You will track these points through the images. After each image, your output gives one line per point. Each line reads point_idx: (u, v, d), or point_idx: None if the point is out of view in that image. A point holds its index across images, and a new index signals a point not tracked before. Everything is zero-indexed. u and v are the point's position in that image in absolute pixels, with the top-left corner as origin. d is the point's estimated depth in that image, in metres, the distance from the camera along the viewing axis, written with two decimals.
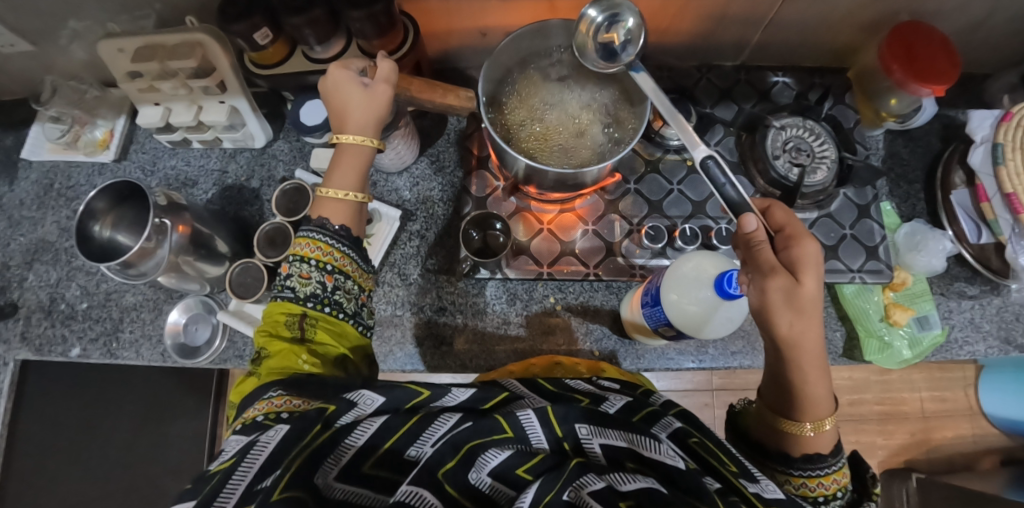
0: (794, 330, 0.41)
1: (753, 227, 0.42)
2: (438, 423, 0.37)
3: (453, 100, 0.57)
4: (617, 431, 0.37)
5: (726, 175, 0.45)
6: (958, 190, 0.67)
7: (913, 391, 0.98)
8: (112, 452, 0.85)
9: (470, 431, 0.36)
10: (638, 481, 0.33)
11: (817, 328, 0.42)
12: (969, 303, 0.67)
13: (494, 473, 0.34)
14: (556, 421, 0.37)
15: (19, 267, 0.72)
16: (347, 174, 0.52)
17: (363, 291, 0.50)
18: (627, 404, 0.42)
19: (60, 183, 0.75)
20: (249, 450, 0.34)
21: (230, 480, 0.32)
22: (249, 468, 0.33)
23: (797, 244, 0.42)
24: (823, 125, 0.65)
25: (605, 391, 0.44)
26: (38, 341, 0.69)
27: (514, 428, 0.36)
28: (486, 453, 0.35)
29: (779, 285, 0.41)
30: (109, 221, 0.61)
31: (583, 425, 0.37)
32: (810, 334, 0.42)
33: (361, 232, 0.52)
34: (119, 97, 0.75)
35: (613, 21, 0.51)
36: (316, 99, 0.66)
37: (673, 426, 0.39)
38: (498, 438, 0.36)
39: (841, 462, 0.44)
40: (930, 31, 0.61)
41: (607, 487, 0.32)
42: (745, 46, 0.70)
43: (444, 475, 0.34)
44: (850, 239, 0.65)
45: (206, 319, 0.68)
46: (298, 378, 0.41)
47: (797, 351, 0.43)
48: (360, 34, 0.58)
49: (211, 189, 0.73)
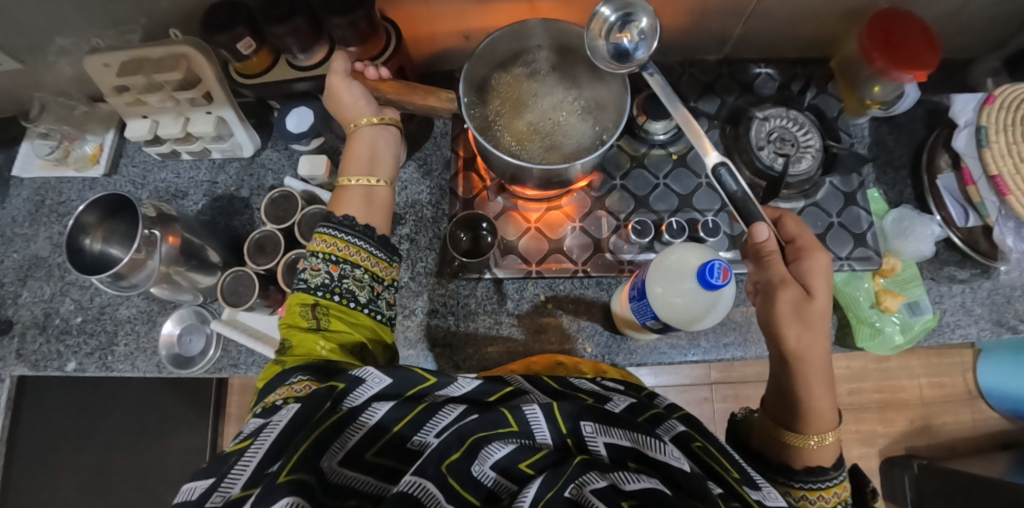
0: (801, 343, 0.45)
1: (765, 237, 0.47)
2: (442, 414, 0.37)
3: (434, 101, 0.58)
4: (623, 430, 0.37)
5: (736, 180, 0.49)
6: (944, 174, 0.67)
7: (912, 378, 0.98)
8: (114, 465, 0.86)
9: (475, 424, 0.36)
10: (642, 480, 0.33)
11: (822, 343, 0.45)
12: (960, 287, 0.67)
13: (497, 465, 0.35)
14: (561, 417, 0.37)
15: (14, 284, 0.73)
16: (358, 162, 0.54)
17: (376, 281, 0.49)
18: (631, 404, 0.41)
19: (52, 199, 0.76)
20: (263, 429, 0.35)
21: (240, 460, 0.33)
22: (257, 451, 0.33)
23: (806, 258, 0.47)
24: (805, 116, 0.66)
25: (610, 391, 0.44)
26: (34, 357, 0.70)
27: (519, 422, 0.37)
28: (491, 446, 0.35)
29: (790, 298, 0.45)
30: (100, 235, 0.62)
31: (589, 422, 0.37)
32: (817, 349, 0.45)
33: (380, 211, 0.53)
34: (107, 112, 0.76)
35: (628, 21, 0.50)
36: (303, 106, 0.67)
37: (676, 430, 0.39)
38: (503, 431, 0.36)
39: (842, 475, 0.45)
40: (909, 18, 0.61)
41: (610, 486, 0.32)
42: (728, 39, 0.70)
43: (447, 467, 0.34)
44: (838, 227, 0.66)
45: (200, 329, 0.69)
46: (318, 364, 0.42)
47: (804, 365, 0.45)
48: (343, 42, 0.59)
49: (202, 199, 0.73)
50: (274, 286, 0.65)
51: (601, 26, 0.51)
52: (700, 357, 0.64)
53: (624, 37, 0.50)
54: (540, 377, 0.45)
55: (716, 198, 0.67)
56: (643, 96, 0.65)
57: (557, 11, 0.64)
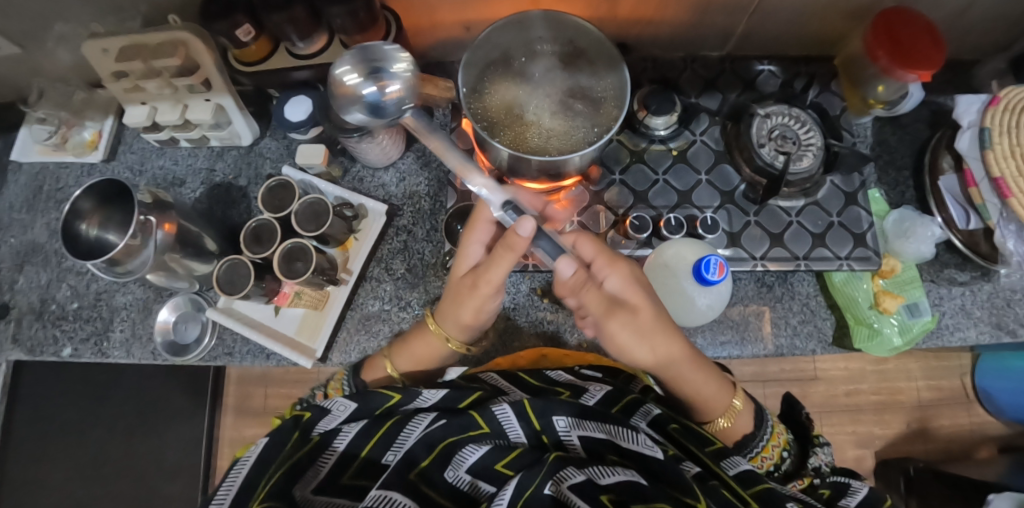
0: (657, 355, 0.48)
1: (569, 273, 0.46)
2: (411, 428, 0.40)
3: (433, 90, 0.58)
4: (595, 423, 0.40)
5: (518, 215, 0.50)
6: (946, 175, 0.67)
7: (909, 381, 0.97)
8: (110, 454, 0.86)
9: (445, 429, 0.39)
10: (619, 473, 0.35)
11: (674, 339, 0.48)
12: (960, 289, 0.67)
13: (470, 468, 0.37)
14: (533, 414, 0.40)
15: (11, 270, 0.72)
16: (406, 355, 0.58)
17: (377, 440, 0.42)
18: (606, 394, 0.45)
19: (50, 185, 0.76)
20: (231, 472, 0.39)
21: (219, 493, 0.37)
22: (231, 489, 0.37)
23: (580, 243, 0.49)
24: (808, 113, 0.65)
25: (586, 381, 0.47)
26: (30, 342, 0.70)
27: (490, 423, 0.40)
28: (464, 451, 0.38)
29: (507, 259, 0.47)
30: (96, 220, 0.61)
31: (560, 418, 0.40)
32: (675, 351, 0.48)
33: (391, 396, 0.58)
34: (106, 99, 0.75)
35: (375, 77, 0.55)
36: (300, 95, 0.66)
37: (653, 414, 0.44)
38: (475, 435, 0.39)
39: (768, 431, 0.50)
40: (914, 16, 0.60)
41: (588, 480, 0.34)
42: (731, 35, 0.70)
43: (417, 475, 0.37)
44: (838, 227, 0.65)
45: (195, 318, 0.69)
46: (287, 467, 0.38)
47: (675, 374, 0.49)
48: (342, 30, 0.58)
49: (199, 188, 0.73)
50: (270, 275, 0.65)
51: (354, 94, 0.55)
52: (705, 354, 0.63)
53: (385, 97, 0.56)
54: (521, 375, 0.49)
55: (716, 195, 0.66)
56: (644, 91, 0.65)
57: (559, 3, 0.63)
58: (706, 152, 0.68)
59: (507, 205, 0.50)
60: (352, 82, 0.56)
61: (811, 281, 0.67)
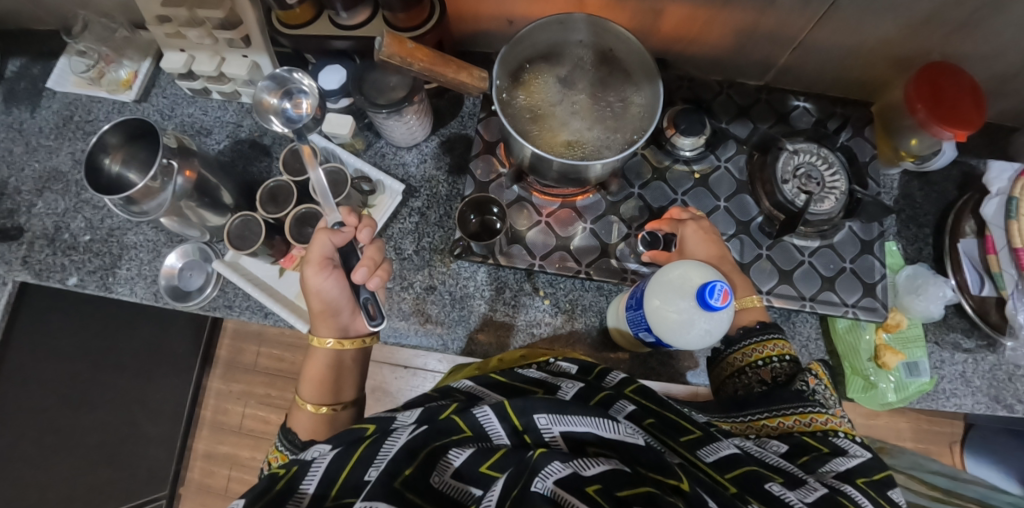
0: (710, 257, 0.59)
1: (633, 266, 0.63)
2: (391, 442, 0.39)
3: (466, 77, 0.56)
4: (578, 416, 0.40)
5: (371, 291, 0.57)
6: (966, 239, 0.66)
7: (898, 440, 1.02)
8: (97, 385, 0.87)
9: (426, 436, 0.39)
10: (600, 465, 0.36)
11: (722, 256, 0.60)
12: (963, 356, 0.66)
13: (456, 472, 0.39)
14: (514, 414, 0.40)
15: (30, 193, 0.74)
16: (311, 384, 0.58)
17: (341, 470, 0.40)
18: (580, 391, 0.45)
19: (80, 116, 0.77)
20: None
21: None
22: None
23: (363, 229, 0.59)
24: (836, 155, 0.65)
25: (560, 379, 0.47)
26: (39, 266, 0.70)
27: (472, 427, 0.41)
28: (450, 453, 0.39)
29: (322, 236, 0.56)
30: (119, 157, 0.63)
31: (543, 415, 0.40)
32: (721, 258, 0.60)
33: (327, 437, 0.57)
34: (147, 41, 0.77)
35: (292, 97, 0.64)
36: (337, 65, 0.68)
37: (627, 410, 0.44)
38: (457, 438, 0.40)
39: (769, 334, 0.56)
40: (960, 73, 0.59)
41: (574, 473, 0.35)
42: (771, 67, 0.70)
43: (402, 483, 0.37)
44: (849, 274, 0.64)
45: (201, 267, 0.69)
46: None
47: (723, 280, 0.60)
48: (385, 6, 0.58)
49: (223, 140, 0.74)
50: (279, 237, 0.65)
51: (275, 108, 0.65)
52: (703, 380, 0.64)
53: (300, 111, 0.64)
54: (494, 374, 0.49)
55: (733, 223, 0.66)
56: (676, 110, 0.65)
57: (606, 10, 0.63)
58: (728, 180, 0.68)
59: (337, 221, 0.58)
60: (391, 60, 0.53)
61: (814, 324, 0.66)
